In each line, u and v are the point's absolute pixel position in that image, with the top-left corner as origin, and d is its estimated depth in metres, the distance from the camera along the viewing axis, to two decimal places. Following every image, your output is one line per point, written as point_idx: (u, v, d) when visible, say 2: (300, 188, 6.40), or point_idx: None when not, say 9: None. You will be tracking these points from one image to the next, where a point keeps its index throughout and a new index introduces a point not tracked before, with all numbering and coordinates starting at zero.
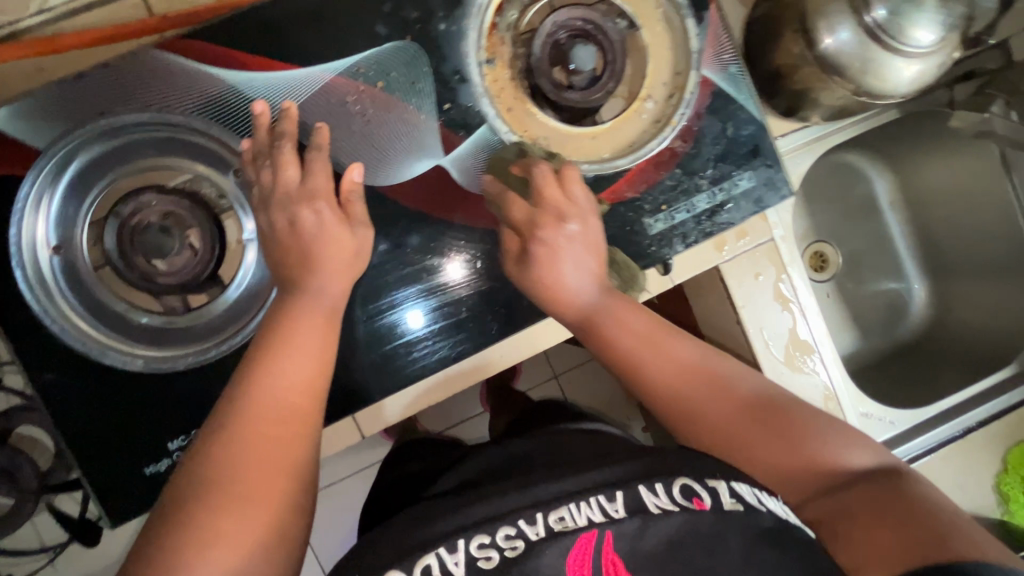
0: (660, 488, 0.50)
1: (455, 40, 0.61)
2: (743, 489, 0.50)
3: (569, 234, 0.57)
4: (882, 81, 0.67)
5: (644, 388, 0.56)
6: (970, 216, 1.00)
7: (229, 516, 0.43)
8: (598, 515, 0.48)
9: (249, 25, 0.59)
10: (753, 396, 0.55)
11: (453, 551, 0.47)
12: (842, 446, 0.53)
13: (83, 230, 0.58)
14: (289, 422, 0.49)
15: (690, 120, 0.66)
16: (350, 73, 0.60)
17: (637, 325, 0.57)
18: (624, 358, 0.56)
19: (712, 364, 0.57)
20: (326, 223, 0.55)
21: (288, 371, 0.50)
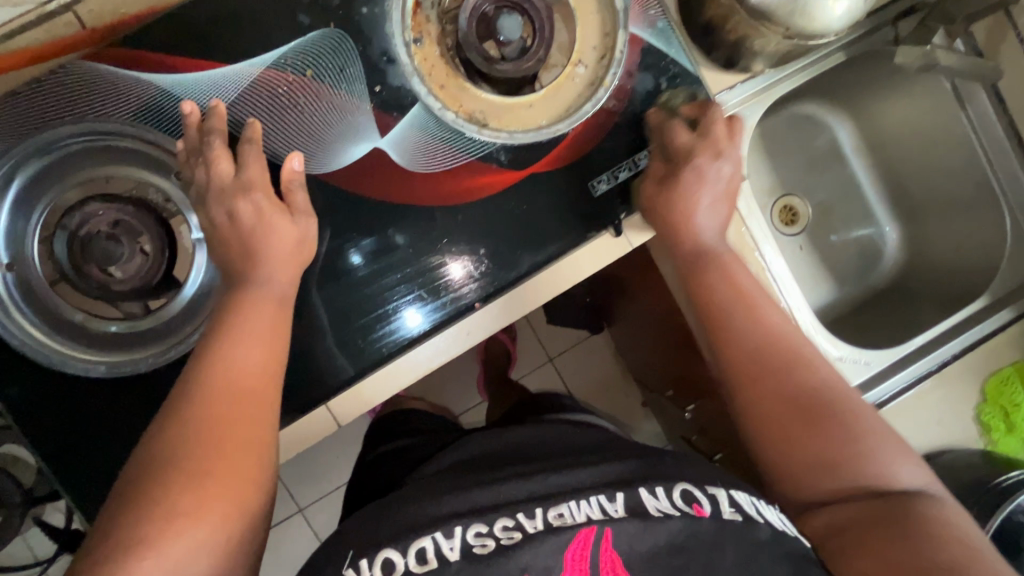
0: (660, 492, 0.51)
1: (379, 22, 0.62)
2: (742, 498, 0.52)
3: (720, 169, 0.63)
4: (811, 22, 0.66)
5: (726, 341, 0.60)
6: (933, 153, 0.99)
7: (198, 497, 0.45)
8: (597, 512, 0.49)
9: (171, 27, 0.60)
10: (822, 387, 0.57)
11: (449, 536, 0.48)
12: (900, 462, 0.54)
13: (33, 244, 0.59)
14: (244, 402, 0.50)
15: (622, 79, 0.66)
16: (278, 65, 0.61)
17: (730, 288, 0.62)
18: (718, 309, 0.61)
19: (802, 343, 0.60)
20: (265, 214, 0.56)
21: (242, 356, 0.52)
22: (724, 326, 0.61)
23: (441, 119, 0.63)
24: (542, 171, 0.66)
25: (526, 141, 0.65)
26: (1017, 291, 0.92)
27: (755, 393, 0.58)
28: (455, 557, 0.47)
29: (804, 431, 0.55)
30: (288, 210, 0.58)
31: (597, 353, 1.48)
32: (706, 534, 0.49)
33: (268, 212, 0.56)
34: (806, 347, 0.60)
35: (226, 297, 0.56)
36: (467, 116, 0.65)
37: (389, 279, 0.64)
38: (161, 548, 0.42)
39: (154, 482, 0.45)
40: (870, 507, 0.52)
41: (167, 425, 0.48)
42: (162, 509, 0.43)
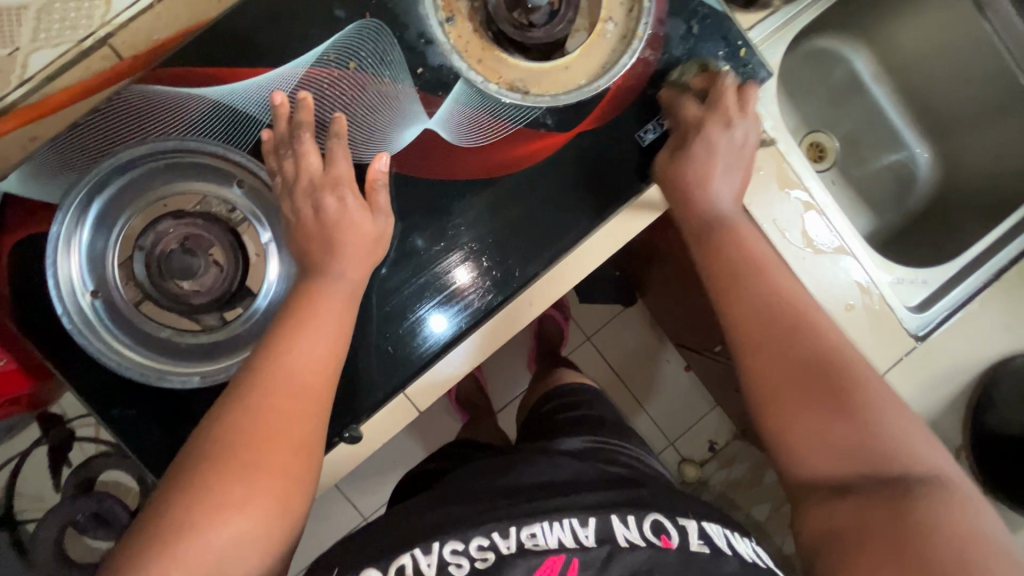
0: (631, 521, 0.56)
1: (412, 5, 0.63)
2: (714, 532, 0.57)
3: (727, 139, 0.65)
4: None
5: (760, 309, 0.61)
6: (957, 66, 0.99)
7: (245, 489, 0.47)
8: (568, 538, 0.54)
9: (216, 41, 0.61)
10: (838, 353, 0.59)
11: (426, 553, 0.53)
12: (912, 440, 0.55)
13: (114, 269, 0.61)
14: (296, 398, 0.52)
15: (654, 27, 0.67)
16: (321, 62, 0.62)
17: (739, 251, 0.65)
18: (750, 281, 0.63)
19: (821, 317, 0.62)
20: (350, 207, 0.58)
21: (303, 354, 0.54)
22: (727, 290, 0.63)
23: (484, 92, 0.64)
24: (589, 130, 0.67)
25: (568, 102, 0.66)
26: None
27: (765, 354, 0.60)
28: (431, 572, 0.51)
29: (807, 399, 0.57)
30: (370, 206, 0.60)
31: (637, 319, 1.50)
32: (672, 564, 0.53)
33: (352, 210, 0.58)
34: (815, 315, 0.62)
35: (310, 290, 0.57)
36: (508, 87, 0.66)
37: (436, 270, 0.65)
38: (202, 535, 0.45)
39: (206, 472, 0.47)
40: (873, 500, 0.52)
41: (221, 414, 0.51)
42: (204, 495, 0.46)
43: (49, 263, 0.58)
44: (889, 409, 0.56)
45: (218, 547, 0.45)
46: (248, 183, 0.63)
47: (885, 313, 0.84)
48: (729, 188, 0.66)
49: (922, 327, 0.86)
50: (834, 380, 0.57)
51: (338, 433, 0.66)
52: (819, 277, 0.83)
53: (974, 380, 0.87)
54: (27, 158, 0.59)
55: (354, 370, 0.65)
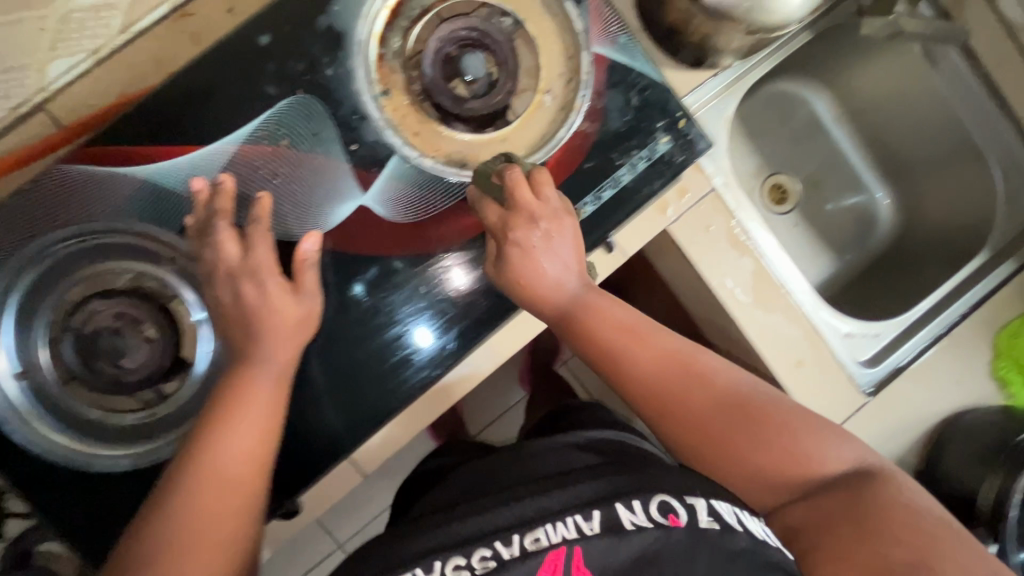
0: (638, 504, 0.48)
1: (345, 81, 0.62)
2: (724, 508, 0.49)
3: (543, 234, 0.60)
4: (771, 16, 0.67)
5: (661, 367, 0.59)
6: (914, 113, 0.98)
7: None
8: (572, 532, 0.46)
9: (142, 119, 0.60)
10: (732, 391, 0.59)
11: (427, 574, 0.45)
12: (828, 443, 0.58)
13: (41, 351, 0.60)
14: (225, 491, 0.51)
15: (593, 99, 0.67)
16: (253, 139, 0.61)
17: (628, 311, 0.62)
18: (638, 346, 0.60)
19: (700, 361, 0.60)
20: (270, 293, 0.57)
21: (234, 443, 0.53)
22: (625, 363, 0.60)
23: (420, 167, 0.64)
24: None
25: None
26: (1014, 241, 0.92)
27: (673, 413, 0.58)
28: None
29: (734, 442, 0.57)
30: (294, 289, 0.59)
31: None
32: (680, 548, 0.46)
33: (273, 295, 0.58)
34: (704, 359, 0.61)
35: (235, 377, 0.56)
36: (445, 159, 0.65)
37: (375, 342, 0.65)
38: None
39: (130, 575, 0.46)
40: (834, 503, 0.55)
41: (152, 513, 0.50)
42: None
43: None
44: (794, 420, 0.58)
45: None
46: (179, 262, 0.62)
47: (836, 370, 0.85)
48: (573, 263, 0.62)
49: (871, 382, 0.87)
50: (751, 408, 0.58)
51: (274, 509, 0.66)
52: (769, 334, 0.83)
53: (921, 435, 0.87)
54: None
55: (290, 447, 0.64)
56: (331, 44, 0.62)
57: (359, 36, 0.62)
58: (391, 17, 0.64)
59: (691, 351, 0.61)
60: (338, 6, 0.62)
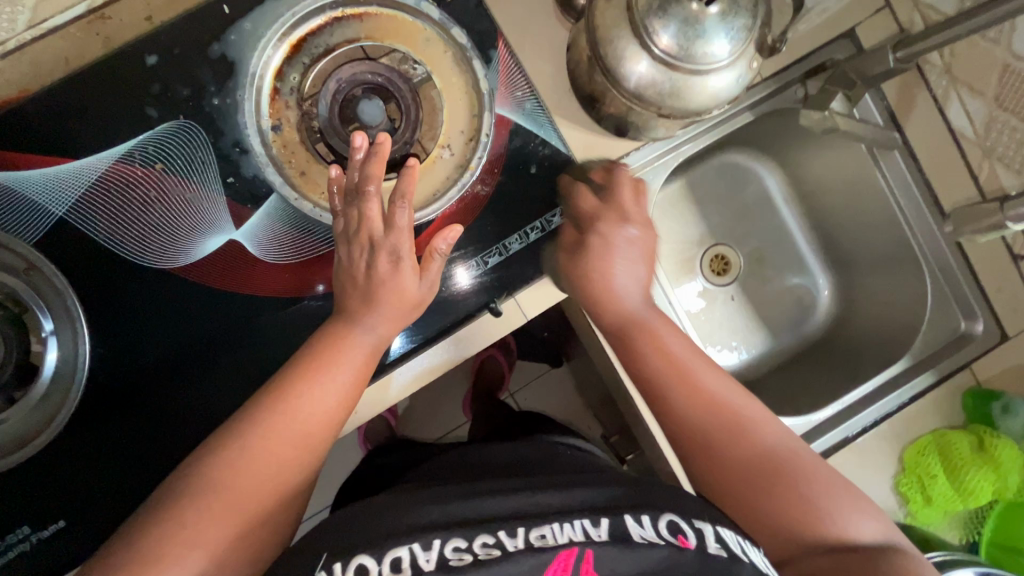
0: (646, 520, 0.49)
1: (231, 112, 0.61)
2: (730, 537, 0.49)
3: (627, 236, 0.63)
4: (681, 101, 0.65)
5: (710, 405, 0.56)
6: (856, 206, 0.96)
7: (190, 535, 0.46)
8: (580, 534, 0.47)
9: (10, 123, 0.58)
10: (772, 444, 0.54)
11: (426, 548, 0.46)
12: (854, 516, 0.51)
13: None
14: (298, 445, 0.52)
15: (490, 162, 0.65)
16: (126, 158, 0.59)
17: (684, 344, 0.60)
18: (687, 382, 0.57)
19: (748, 414, 0.56)
20: (403, 269, 0.56)
21: (313, 407, 0.53)
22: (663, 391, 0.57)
23: (299, 210, 0.62)
24: None
25: None
26: (935, 353, 0.90)
27: (709, 456, 0.55)
28: (430, 567, 0.45)
29: (758, 493, 0.52)
30: (420, 270, 0.57)
31: (557, 386, 1.48)
32: (691, 568, 0.45)
33: (404, 271, 0.56)
34: (746, 406, 0.57)
35: (334, 333, 0.57)
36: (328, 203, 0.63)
37: (227, 379, 0.62)
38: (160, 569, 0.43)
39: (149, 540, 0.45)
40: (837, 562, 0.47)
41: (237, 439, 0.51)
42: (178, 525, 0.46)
43: None
44: (829, 482, 0.52)
45: None
46: (34, 271, 0.60)
47: None
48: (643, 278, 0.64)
49: None
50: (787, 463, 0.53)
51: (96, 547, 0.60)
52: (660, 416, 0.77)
53: None
54: None
55: (116, 479, 0.61)
56: (220, 73, 0.60)
57: (254, 68, 0.61)
58: (293, 53, 0.63)
59: (743, 402, 0.57)
60: (235, 35, 0.60)
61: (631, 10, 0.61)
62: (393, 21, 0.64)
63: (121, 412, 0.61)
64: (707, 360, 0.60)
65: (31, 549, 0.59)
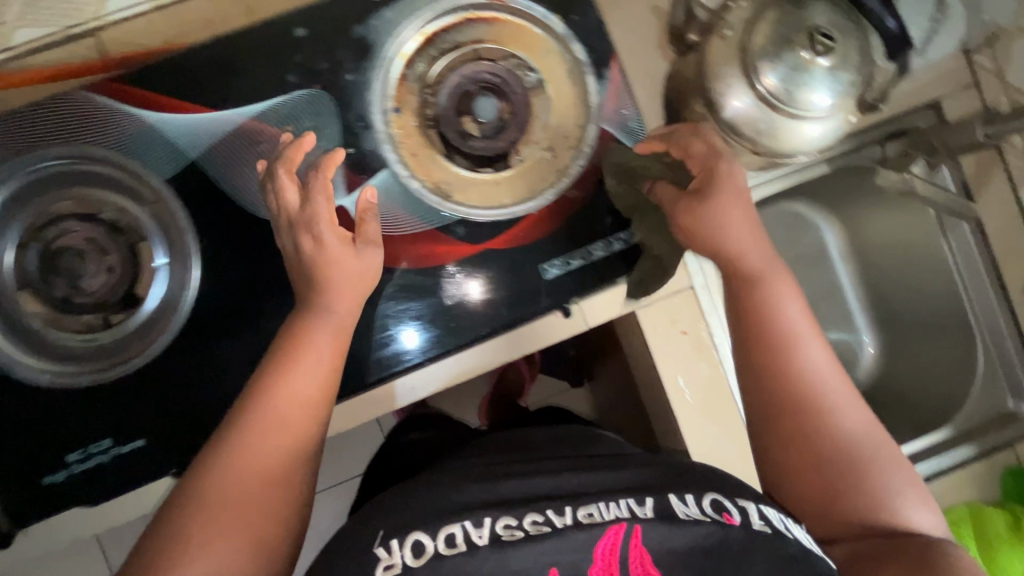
0: (690, 499, 0.54)
1: (361, 90, 0.66)
2: (772, 514, 0.53)
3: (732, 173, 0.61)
4: (777, 142, 0.68)
5: (800, 384, 0.56)
6: (915, 272, 0.98)
7: (205, 538, 0.47)
8: (626, 512, 0.53)
9: (168, 71, 0.64)
10: (850, 435, 0.54)
11: (478, 526, 0.53)
12: (918, 508, 0.52)
13: (8, 252, 0.63)
14: (290, 428, 0.53)
15: (588, 171, 0.69)
16: (260, 117, 0.65)
17: (797, 315, 0.58)
18: (791, 357, 0.56)
19: (836, 387, 0.56)
20: (329, 246, 0.58)
21: (292, 387, 0.54)
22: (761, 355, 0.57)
23: (407, 187, 0.66)
24: (498, 248, 0.68)
25: (484, 218, 0.67)
26: (981, 426, 0.91)
27: (795, 425, 0.55)
28: (483, 543, 0.52)
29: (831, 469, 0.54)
30: (350, 240, 0.59)
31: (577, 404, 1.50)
32: (738, 543, 0.50)
33: (332, 247, 0.58)
34: (837, 393, 0.56)
35: (300, 329, 0.57)
36: (433, 186, 0.68)
37: None
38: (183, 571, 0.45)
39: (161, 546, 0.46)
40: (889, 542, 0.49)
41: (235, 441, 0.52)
42: (188, 535, 0.47)
43: None
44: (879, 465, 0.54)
45: None
46: (160, 207, 0.65)
47: None
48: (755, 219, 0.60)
49: None
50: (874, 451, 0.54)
51: (168, 468, 0.64)
52: (703, 444, 0.77)
53: None
54: None
55: (197, 412, 0.64)
56: (358, 52, 0.65)
57: (388, 53, 0.66)
58: (424, 44, 0.68)
59: (836, 386, 0.56)
60: (377, 21, 0.66)
61: (743, 51, 0.65)
62: (517, 29, 0.69)
63: (210, 350, 0.65)
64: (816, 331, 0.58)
65: (110, 462, 0.63)
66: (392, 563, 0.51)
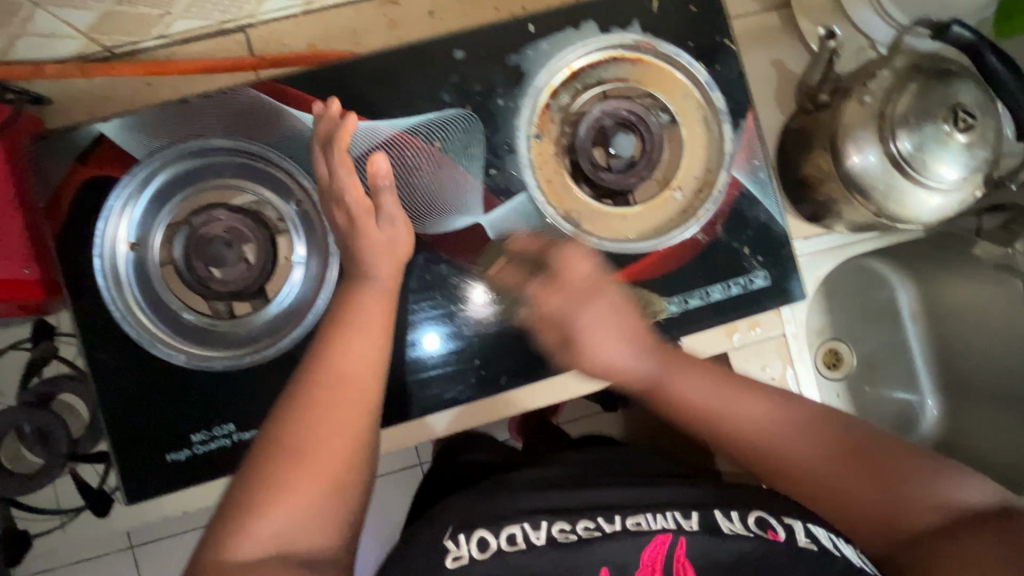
0: (735, 515, 0.57)
1: (510, 114, 0.68)
2: (820, 531, 0.56)
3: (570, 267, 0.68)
4: (900, 207, 0.69)
5: (772, 458, 0.61)
6: (991, 339, 0.98)
7: (289, 484, 0.52)
8: (672, 524, 0.57)
9: (329, 79, 0.67)
10: (830, 444, 0.60)
11: (537, 528, 0.57)
12: (943, 482, 0.56)
13: (158, 234, 0.66)
14: (348, 390, 0.57)
15: (715, 216, 0.71)
16: (412, 132, 0.67)
17: (709, 391, 0.65)
18: (745, 443, 0.63)
19: (783, 422, 0.62)
20: (354, 219, 0.62)
21: (350, 356, 0.58)
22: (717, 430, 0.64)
23: (541, 213, 0.69)
24: (621, 280, 0.70)
25: (611, 249, 0.69)
26: None
27: (803, 484, 0.60)
28: (542, 544, 0.56)
29: (854, 497, 0.58)
30: (374, 211, 0.63)
31: None
32: (781, 558, 0.54)
33: (357, 221, 0.62)
34: (797, 425, 0.62)
35: (350, 291, 0.62)
36: (564, 214, 0.70)
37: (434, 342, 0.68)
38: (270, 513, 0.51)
39: (248, 496, 0.52)
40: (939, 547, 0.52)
41: (295, 413, 0.55)
42: (268, 486, 0.52)
43: (102, 218, 0.64)
44: (872, 455, 0.59)
45: (281, 523, 0.51)
46: (304, 205, 0.67)
47: None
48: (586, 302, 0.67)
49: None
50: (871, 466, 0.58)
51: None
52: None
53: None
54: (129, 112, 0.65)
55: None
56: (511, 79, 0.68)
57: (538, 82, 0.69)
58: (570, 77, 0.70)
59: (786, 426, 0.62)
60: (531, 51, 0.68)
61: (882, 117, 0.66)
62: (659, 71, 0.71)
63: None
64: (741, 389, 0.64)
65: (231, 447, 0.65)
66: (459, 555, 0.56)
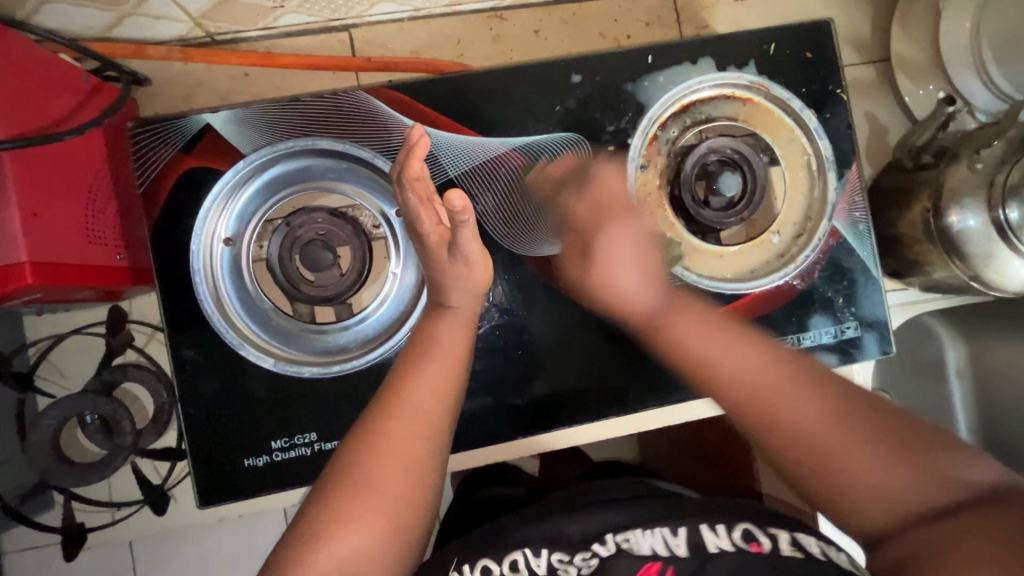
0: (721, 530, 0.53)
1: (621, 144, 0.68)
2: (808, 540, 0.50)
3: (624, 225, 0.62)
4: (997, 275, 0.68)
5: (765, 413, 0.50)
6: None
7: (357, 516, 0.49)
8: (661, 546, 0.53)
9: (444, 89, 0.66)
10: (837, 397, 0.49)
11: (537, 555, 0.56)
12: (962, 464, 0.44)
13: (253, 230, 0.64)
14: (417, 419, 0.53)
15: (812, 263, 0.70)
16: (521, 151, 0.67)
17: (703, 336, 0.55)
18: (739, 397, 0.51)
19: (773, 369, 0.51)
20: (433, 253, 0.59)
21: (421, 386, 0.55)
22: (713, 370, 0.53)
23: None
24: None
25: (708, 288, 0.69)
26: None
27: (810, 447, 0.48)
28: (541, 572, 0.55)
29: (861, 464, 0.46)
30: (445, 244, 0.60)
31: None
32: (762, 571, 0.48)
33: (431, 250, 0.60)
34: (783, 372, 0.51)
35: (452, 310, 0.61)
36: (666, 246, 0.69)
37: (524, 366, 0.67)
38: (331, 545, 0.47)
39: (315, 524, 0.49)
40: (956, 524, 0.41)
41: (360, 442, 0.52)
42: (335, 515, 0.49)
43: (204, 210, 0.62)
44: (882, 419, 0.48)
45: (344, 558, 0.47)
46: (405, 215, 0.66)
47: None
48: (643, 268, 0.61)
49: None
50: (886, 433, 0.46)
51: None
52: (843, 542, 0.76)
53: None
54: (239, 105, 0.63)
55: None
56: (625, 108, 0.68)
57: (651, 114, 0.68)
58: (680, 110, 0.70)
59: (761, 368, 0.52)
60: (648, 82, 0.68)
61: (992, 184, 0.66)
62: (769, 113, 0.70)
63: None
64: (722, 334, 0.55)
65: (311, 456, 0.63)
66: None
